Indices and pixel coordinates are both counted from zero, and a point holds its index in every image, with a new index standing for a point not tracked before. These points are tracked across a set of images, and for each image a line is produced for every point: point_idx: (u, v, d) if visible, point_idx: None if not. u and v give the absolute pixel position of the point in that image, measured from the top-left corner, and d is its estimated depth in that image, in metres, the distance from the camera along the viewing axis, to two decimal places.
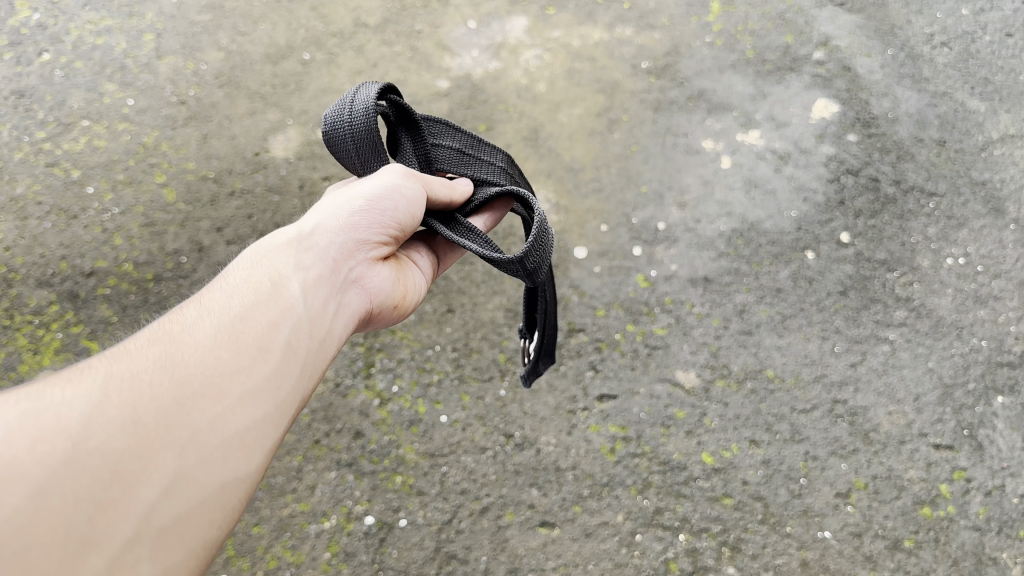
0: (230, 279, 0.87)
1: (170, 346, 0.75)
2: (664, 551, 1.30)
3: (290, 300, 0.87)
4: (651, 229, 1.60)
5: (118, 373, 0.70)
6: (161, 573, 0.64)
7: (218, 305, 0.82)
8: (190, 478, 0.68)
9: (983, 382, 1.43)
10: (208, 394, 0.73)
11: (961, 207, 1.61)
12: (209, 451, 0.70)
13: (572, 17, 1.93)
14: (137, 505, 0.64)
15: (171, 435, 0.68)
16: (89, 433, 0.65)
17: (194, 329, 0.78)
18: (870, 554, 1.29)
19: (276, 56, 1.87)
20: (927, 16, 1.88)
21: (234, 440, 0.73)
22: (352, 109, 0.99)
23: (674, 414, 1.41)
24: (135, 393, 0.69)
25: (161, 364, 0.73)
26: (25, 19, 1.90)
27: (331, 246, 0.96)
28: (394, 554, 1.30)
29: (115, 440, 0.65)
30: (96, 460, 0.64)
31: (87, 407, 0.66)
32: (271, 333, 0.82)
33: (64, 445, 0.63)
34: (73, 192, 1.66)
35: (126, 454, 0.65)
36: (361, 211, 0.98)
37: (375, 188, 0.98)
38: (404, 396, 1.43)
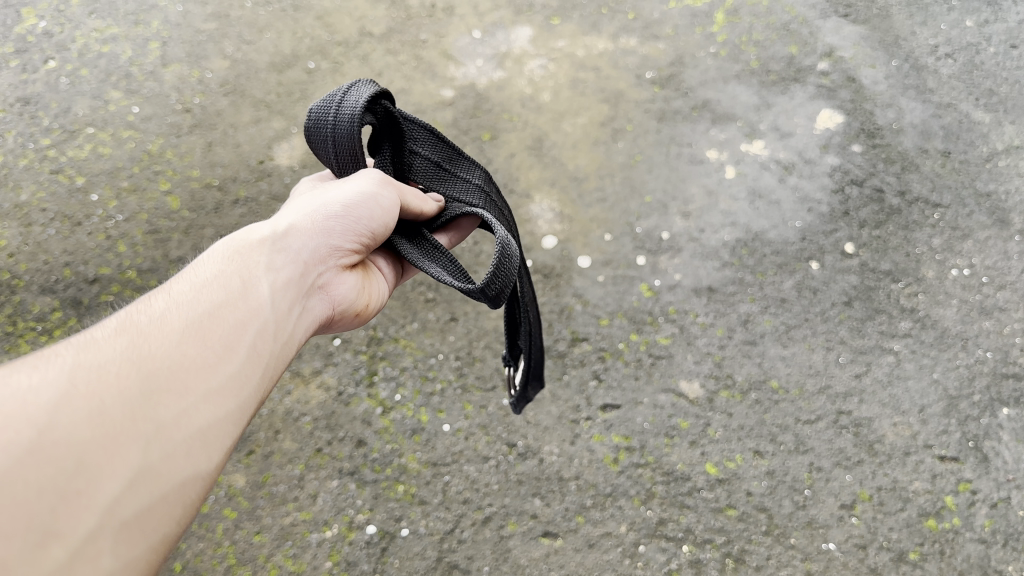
0: (198, 270, 0.84)
1: (138, 336, 0.72)
2: (667, 563, 1.29)
3: (261, 296, 0.85)
4: (654, 239, 1.60)
5: (84, 362, 0.67)
6: (121, 567, 0.61)
7: (187, 296, 0.79)
8: (155, 474, 0.65)
9: (988, 394, 1.42)
10: (175, 387, 0.70)
11: (966, 218, 1.60)
12: (174, 446, 0.68)
13: (576, 27, 1.93)
14: (101, 496, 0.61)
15: (137, 429, 0.65)
16: (53, 423, 0.61)
17: (164, 319, 0.75)
18: (875, 566, 1.28)
19: (282, 64, 1.88)
20: (931, 27, 1.88)
21: (199, 437, 0.70)
22: (339, 112, 0.97)
23: (678, 425, 1.40)
24: (102, 382, 0.66)
25: (129, 354, 0.70)
26: (31, 27, 1.90)
27: (302, 250, 0.94)
28: (396, 563, 1.30)
29: (81, 430, 0.62)
30: (62, 450, 0.60)
31: (52, 394, 0.63)
32: (241, 330, 0.80)
33: (27, 434, 0.60)
34: (77, 199, 1.66)
35: (91, 444, 0.62)
36: (337, 217, 0.97)
37: (350, 195, 0.97)
38: (407, 405, 1.43)
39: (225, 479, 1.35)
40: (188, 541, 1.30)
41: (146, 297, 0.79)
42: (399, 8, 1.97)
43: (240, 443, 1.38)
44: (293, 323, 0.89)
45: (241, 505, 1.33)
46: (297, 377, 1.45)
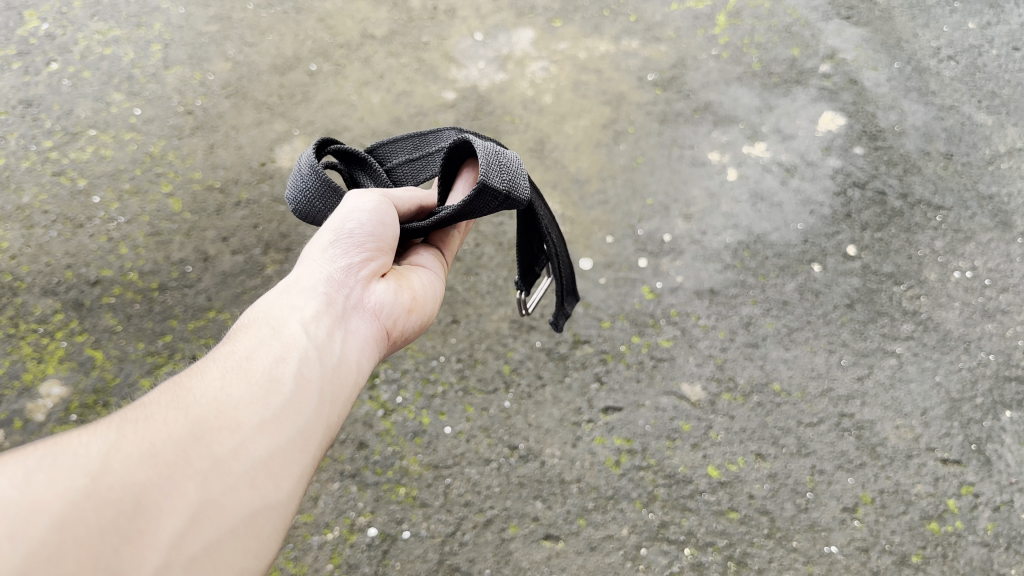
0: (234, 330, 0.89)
1: (183, 388, 0.76)
2: (669, 566, 1.29)
3: (296, 333, 0.89)
4: (656, 241, 1.60)
5: (133, 417, 0.71)
6: None
7: (225, 350, 0.84)
8: (217, 508, 0.68)
9: (990, 397, 1.42)
10: (226, 425, 0.74)
11: (968, 220, 1.60)
12: (232, 479, 0.70)
13: (578, 30, 1.93)
14: (164, 533, 0.63)
15: (191, 467, 0.69)
16: (109, 469, 0.65)
17: (206, 371, 0.79)
18: (878, 569, 1.28)
19: (283, 66, 1.88)
20: (933, 30, 1.88)
21: (257, 467, 0.73)
22: (305, 176, 1.08)
23: (679, 427, 1.40)
24: (152, 430, 0.69)
25: (175, 404, 0.73)
26: (33, 29, 1.91)
27: (319, 284, 0.97)
28: (397, 566, 1.30)
29: (137, 472, 0.65)
30: (118, 492, 0.63)
31: (104, 445, 0.66)
32: (281, 365, 0.83)
33: (84, 480, 0.63)
34: (79, 201, 1.66)
35: (147, 485, 0.65)
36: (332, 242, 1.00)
37: (334, 219, 1.01)
38: (409, 407, 1.42)
39: None
40: None
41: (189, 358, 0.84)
42: (401, 10, 1.98)
43: None
44: (339, 347, 0.91)
45: None
46: None
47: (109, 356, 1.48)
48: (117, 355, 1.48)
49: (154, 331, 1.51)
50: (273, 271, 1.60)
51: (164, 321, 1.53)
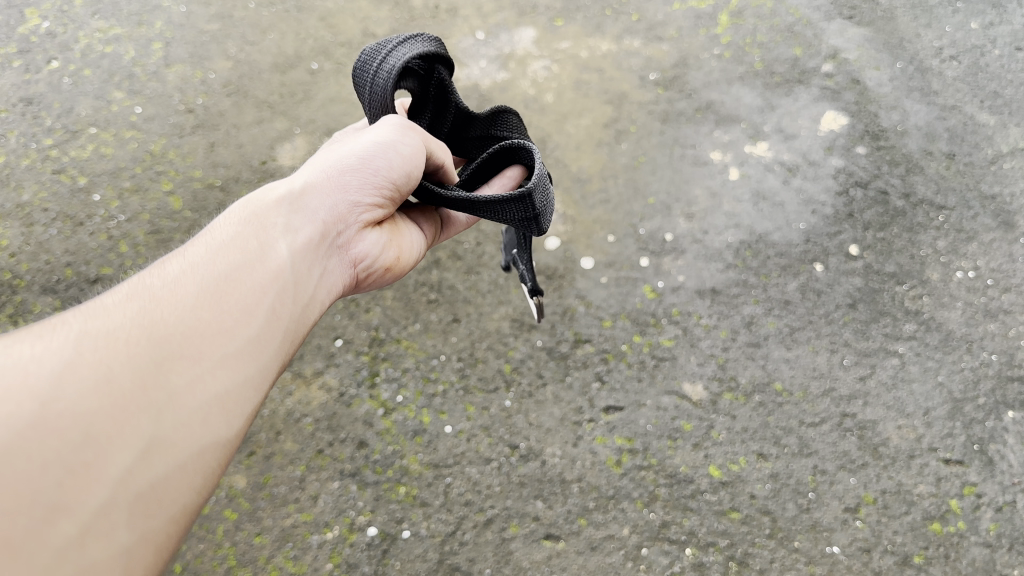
0: (213, 234, 0.88)
1: (150, 306, 0.76)
2: (670, 566, 1.29)
3: (275, 260, 0.88)
4: (658, 240, 1.60)
5: (95, 333, 0.70)
6: (137, 538, 0.65)
7: (201, 265, 0.82)
8: (166, 443, 0.69)
9: (992, 397, 1.42)
10: (187, 356, 0.74)
11: (971, 220, 1.60)
12: (187, 414, 0.71)
13: (580, 28, 1.93)
14: (111, 469, 0.64)
15: (146, 399, 0.69)
16: (63, 397, 0.64)
17: (177, 290, 0.78)
18: (879, 569, 1.28)
19: (285, 65, 1.87)
20: (936, 29, 1.88)
21: (212, 403, 0.74)
22: (380, 69, 0.97)
23: (681, 427, 1.40)
24: (113, 354, 0.69)
25: (141, 326, 0.73)
26: (34, 27, 1.90)
27: (322, 209, 0.94)
28: (397, 565, 1.29)
29: (89, 403, 0.65)
30: (67, 423, 0.63)
31: (60, 369, 0.66)
32: (253, 299, 0.83)
33: (32, 407, 0.63)
34: (79, 199, 1.66)
35: (100, 416, 0.65)
36: (354, 166, 0.95)
37: (365, 143, 0.96)
38: (409, 406, 1.42)
39: (226, 480, 1.35)
40: (188, 542, 1.30)
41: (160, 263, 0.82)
42: (403, 9, 1.97)
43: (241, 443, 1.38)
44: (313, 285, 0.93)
45: (241, 507, 1.33)
46: (299, 378, 1.45)
47: None
48: None
49: None
50: None
51: None
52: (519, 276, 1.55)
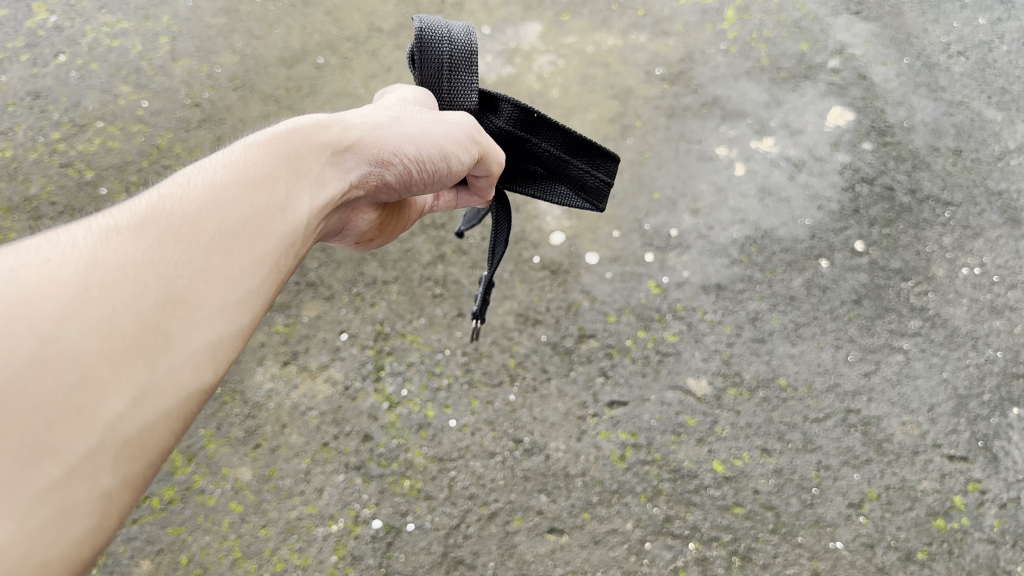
0: (234, 160, 0.75)
1: (164, 236, 0.63)
2: (673, 560, 1.29)
3: (297, 208, 0.77)
4: (663, 236, 1.60)
5: (104, 263, 0.58)
6: (120, 486, 0.54)
7: (224, 191, 0.70)
8: (163, 391, 0.58)
9: (997, 393, 1.41)
10: (194, 300, 0.62)
11: (977, 216, 1.60)
12: (182, 361, 0.60)
13: (586, 24, 1.92)
14: (104, 413, 0.53)
15: (146, 344, 0.57)
16: (61, 328, 0.53)
17: (196, 218, 0.66)
18: (882, 565, 1.28)
19: (291, 59, 1.88)
20: (943, 25, 1.87)
21: (207, 351, 0.62)
22: (456, 35, 0.99)
23: (685, 422, 1.40)
24: (118, 286, 0.57)
25: (154, 255, 0.61)
26: (42, 21, 1.91)
27: (356, 170, 0.88)
28: (401, 558, 1.30)
29: (89, 340, 0.54)
30: (65, 363, 0.52)
31: (63, 298, 0.54)
32: (269, 244, 0.72)
33: (30, 342, 0.51)
34: (86, 192, 1.68)
35: (99, 354, 0.54)
36: (409, 157, 0.92)
37: (439, 142, 0.93)
38: (414, 400, 1.43)
39: (231, 473, 1.36)
40: (194, 534, 1.31)
41: (177, 182, 0.70)
42: (409, 3, 1.97)
43: (246, 436, 1.39)
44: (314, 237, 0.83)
45: (247, 499, 1.34)
46: (304, 371, 1.46)
47: None
48: None
49: None
50: None
51: None
52: (523, 271, 1.56)
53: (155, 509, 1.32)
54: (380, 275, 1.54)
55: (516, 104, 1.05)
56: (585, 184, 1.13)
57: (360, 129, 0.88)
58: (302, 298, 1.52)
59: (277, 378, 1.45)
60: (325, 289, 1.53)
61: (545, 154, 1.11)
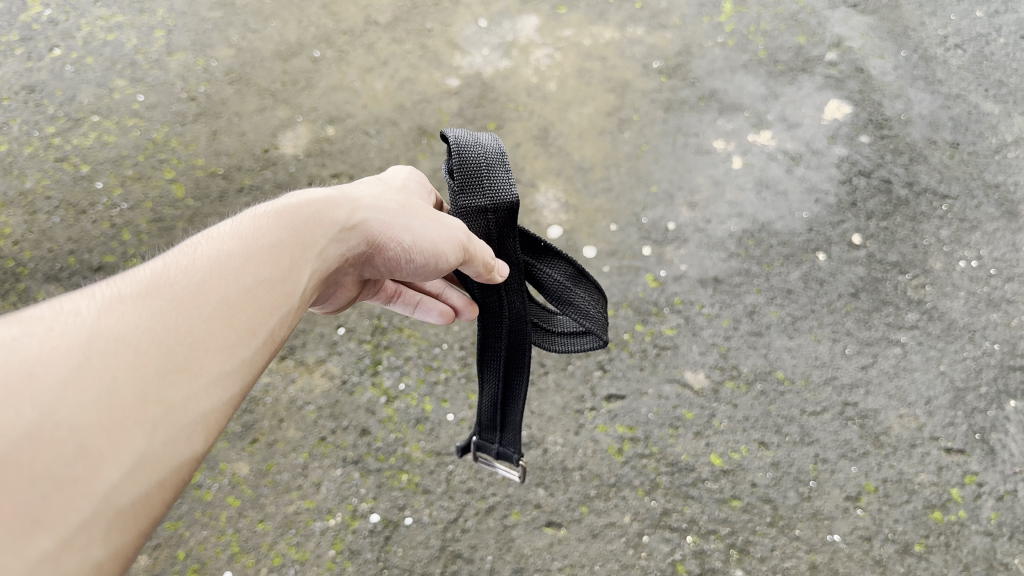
0: (240, 233, 0.78)
1: (166, 308, 0.64)
2: (671, 553, 1.30)
3: (294, 281, 0.78)
4: (660, 229, 1.60)
5: (107, 333, 0.59)
6: (110, 560, 0.53)
7: (224, 265, 0.72)
8: (159, 462, 0.57)
9: (995, 386, 1.42)
10: (191, 369, 0.62)
11: (974, 209, 1.60)
12: (180, 431, 0.59)
13: (583, 16, 1.92)
14: (99, 483, 0.53)
15: (145, 413, 0.57)
16: (60, 400, 0.53)
17: (198, 290, 0.68)
18: (880, 558, 1.29)
19: (287, 53, 1.87)
20: (941, 18, 1.86)
21: (203, 421, 0.62)
22: (483, 143, 0.99)
23: (683, 416, 1.40)
24: (120, 356, 0.58)
25: (154, 326, 0.62)
26: (36, 15, 1.90)
27: (350, 249, 0.90)
28: (399, 552, 1.30)
29: (87, 411, 0.54)
30: (63, 434, 0.52)
31: (64, 369, 0.55)
32: (266, 313, 0.73)
33: (30, 415, 0.51)
34: (82, 187, 1.67)
35: (98, 426, 0.54)
36: (402, 247, 0.95)
37: (430, 238, 0.94)
38: (411, 395, 1.43)
39: (229, 467, 1.36)
40: (192, 529, 1.31)
41: (179, 256, 0.72)
42: None
43: (244, 431, 1.39)
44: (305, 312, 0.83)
45: (244, 494, 1.34)
46: (302, 366, 1.46)
47: None
48: None
49: None
50: None
51: None
52: None
53: None
54: None
55: (524, 231, 1.11)
56: (586, 315, 1.09)
57: (364, 210, 0.93)
58: None
59: (275, 373, 1.45)
60: None
61: (550, 282, 1.12)
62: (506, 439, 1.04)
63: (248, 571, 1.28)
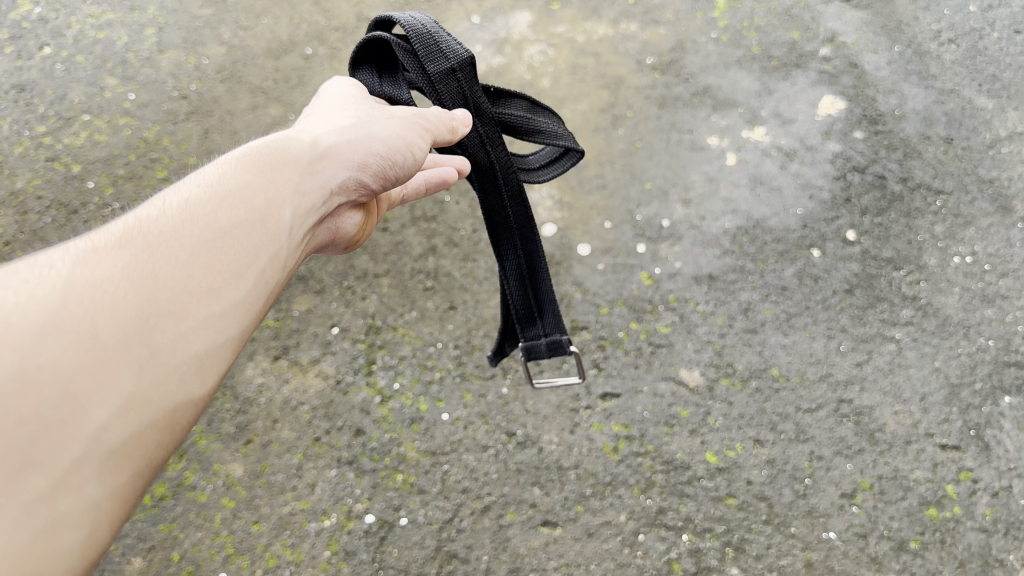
0: (211, 181, 0.90)
1: (141, 255, 0.77)
2: (666, 552, 1.29)
3: (275, 220, 0.92)
4: (655, 227, 1.60)
5: (82, 282, 0.71)
6: (109, 494, 0.67)
7: (197, 213, 0.84)
8: (144, 399, 0.71)
9: (989, 382, 1.41)
10: (173, 313, 0.76)
11: (968, 205, 1.60)
12: (165, 371, 0.73)
13: (577, 12, 1.91)
14: (88, 425, 0.66)
15: (128, 354, 0.70)
16: (40, 348, 0.66)
17: (172, 238, 0.80)
18: (875, 555, 1.28)
19: (278, 50, 1.86)
20: (934, 13, 1.86)
21: (189, 361, 0.76)
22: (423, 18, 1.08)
23: (678, 413, 1.39)
24: (99, 302, 0.71)
25: (131, 274, 0.74)
26: (26, 13, 1.90)
27: (332, 181, 1.03)
28: (395, 552, 1.30)
29: (69, 357, 0.67)
30: (46, 377, 0.65)
31: (46, 317, 0.67)
32: (245, 258, 0.86)
33: (15, 362, 0.64)
34: (73, 186, 1.66)
35: (81, 368, 0.67)
36: (379, 156, 1.08)
37: (398, 135, 1.08)
38: (406, 394, 1.42)
39: (223, 469, 1.35)
40: (186, 531, 1.30)
41: (156, 208, 0.84)
42: None
43: (238, 432, 1.38)
44: (293, 256, 0.97)
45: (239, 495, 1.33)
46: (295, 366, 1.44)
47: None
48: None
49: None
50: None
51: None
52: None
53: (146, 506, 1.32)
54: (371, 267, 1.53)
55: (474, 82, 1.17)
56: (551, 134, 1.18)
57: (328, 140, 1.05)
58: (292, 291, 1.50)
59: (268, 373, 1.44)
60: (315, 283, 1.52)
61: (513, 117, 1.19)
62: (551, 324, 1.23)
63: (243, 572, 1.28)
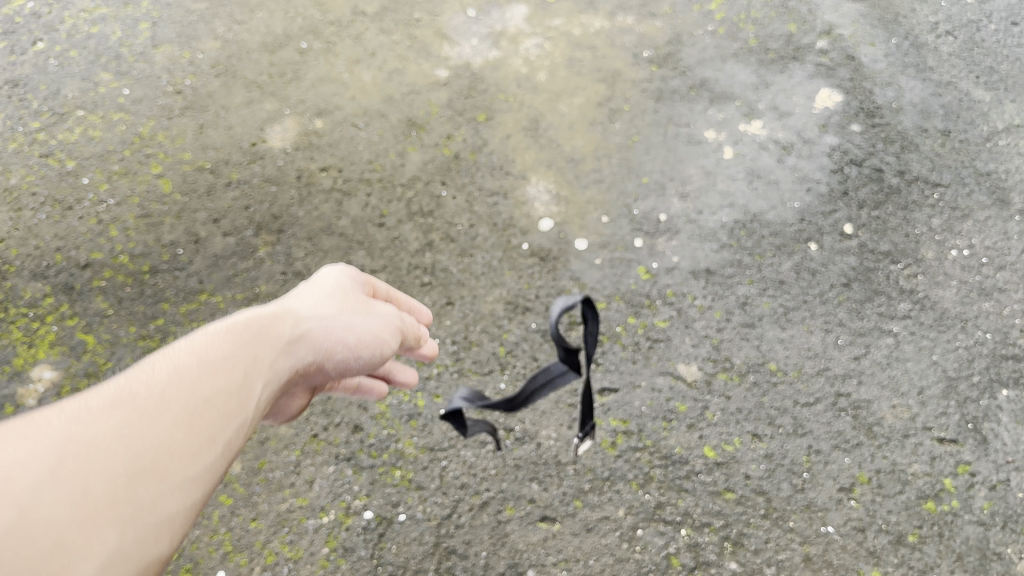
0: (201, 339, 0.73)
1: (139, 407, 0.63)
2: (665, 547, 1.28)
3: (259, 370, 0.75)
4: (652, 221, 1.59)
5: (75, 438, 0.58)
6: None
7: (202, 357, 0.70)
8: (127, 559, 0.57)
9: (987, 374, 1.41)
10: (166, 469, 0.62)
11: (966, 197, 1.59)
12: (149, 529, 0.59)
13: (573, 6, 1.93)
14: None
15: (116, 512, 0.57)
16: (36, 500, 0.54)
17: (169, 388, 0.66)
18: (873, 549, 1.27)
19: (273, 45, 1.87)
20: (931, 5, 1.87)
21: (172, 521, 0.61)
22: None
23: (676, 408, 1.39)
24: (91, 459, 0.58)
25: (125, 430, 0.61)
26: (19, 8, 1.93)
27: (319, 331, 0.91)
28: (393, 549, 1.28)
29: (57, 513, 0.54)
30: (38, 531, 0.52)
31: (38, 471, 0.55)
32: (238, 411, 0.70)
33: (8, 513, 0.52)
34: (67, 183, 1.66)
35: (74, 523, 0.54)
36: (347, 348, 0.91)
37: (372, 332, 0.94)
38: (404, 390, 1.41)
39: None
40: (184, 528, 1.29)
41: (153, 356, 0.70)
42: None
43: None
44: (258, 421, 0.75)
45: (237, 492, 1.33)
46: None
47: (100, 340, 1.45)
48: (108, 339, 1.45)
49: (144, 314, 1.48)
50: (265, 253, 1.57)
51: (155, 304, 1.49)
52: (512, 259, 1.56)
53: None
54: (369, 265, 1.56)
55: None
56: None
57: (306, 321, 0.87)
58: (290, 288, 1.52)
59: None
60: None
61: None
62: None
63: (242, 570, 1.27)
